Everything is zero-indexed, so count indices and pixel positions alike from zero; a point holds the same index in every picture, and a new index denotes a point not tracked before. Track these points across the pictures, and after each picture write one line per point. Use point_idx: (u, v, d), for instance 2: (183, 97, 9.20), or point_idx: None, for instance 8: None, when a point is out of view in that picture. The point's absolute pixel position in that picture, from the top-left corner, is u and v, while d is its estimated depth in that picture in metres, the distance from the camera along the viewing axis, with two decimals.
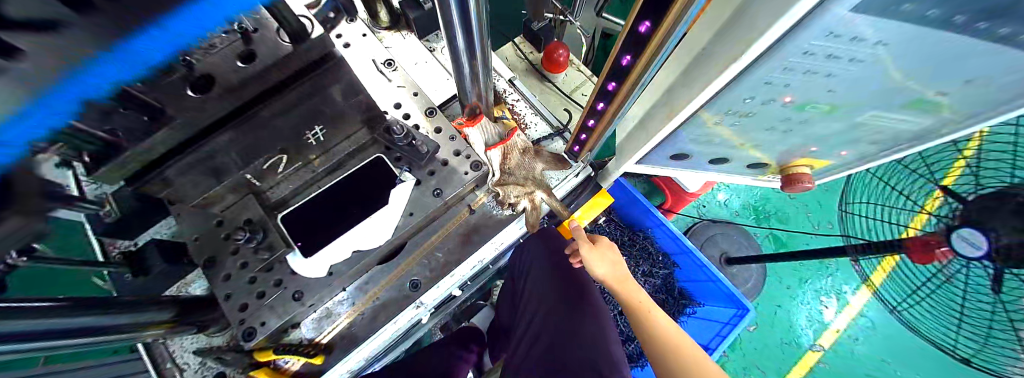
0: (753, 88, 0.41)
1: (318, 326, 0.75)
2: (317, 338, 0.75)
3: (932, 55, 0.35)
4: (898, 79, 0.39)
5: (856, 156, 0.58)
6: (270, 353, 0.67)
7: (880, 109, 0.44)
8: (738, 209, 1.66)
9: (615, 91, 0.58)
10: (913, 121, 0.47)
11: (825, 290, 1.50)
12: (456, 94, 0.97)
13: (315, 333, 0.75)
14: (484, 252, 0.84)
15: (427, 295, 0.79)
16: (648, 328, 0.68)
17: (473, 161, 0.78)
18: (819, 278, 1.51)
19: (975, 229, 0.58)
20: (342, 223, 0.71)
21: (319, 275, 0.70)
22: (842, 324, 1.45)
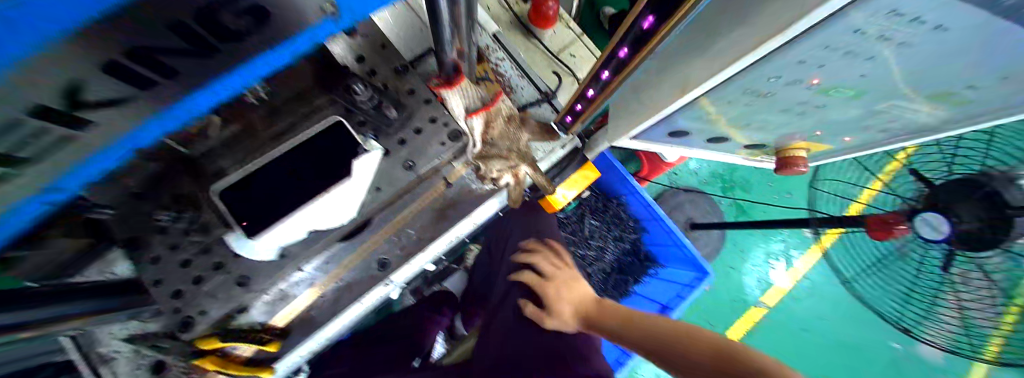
0: (783, 66, 0.35)
1: (270, 310, 0.67)
2: (271, 321, 0.68)
3: (991, 49, 0.29)
4: (927, 73, 0.33)
5: (858, 142, 0.56)
6: (215, 343, 0.59)
7: (904, 102, 0.40)
8: (707, 178, 1.71)
9: (627, 60, 0.51)
10: (933, 114, 0.43)
11: (775, 254, 1.65)
12: (432, 47, 0.82)
13: (268, 316, 0.68)
14: (461, 228, 0.78)
15: (397, 275, 0.73)
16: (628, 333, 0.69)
17: (451, 130, 0.69)
18: (771, 244, 1.66)
19: (938, 214, 0.62)
20: (287, 200, 0.57)
21: (269, 259, 0.63)
22: (787, 286, 1.62)
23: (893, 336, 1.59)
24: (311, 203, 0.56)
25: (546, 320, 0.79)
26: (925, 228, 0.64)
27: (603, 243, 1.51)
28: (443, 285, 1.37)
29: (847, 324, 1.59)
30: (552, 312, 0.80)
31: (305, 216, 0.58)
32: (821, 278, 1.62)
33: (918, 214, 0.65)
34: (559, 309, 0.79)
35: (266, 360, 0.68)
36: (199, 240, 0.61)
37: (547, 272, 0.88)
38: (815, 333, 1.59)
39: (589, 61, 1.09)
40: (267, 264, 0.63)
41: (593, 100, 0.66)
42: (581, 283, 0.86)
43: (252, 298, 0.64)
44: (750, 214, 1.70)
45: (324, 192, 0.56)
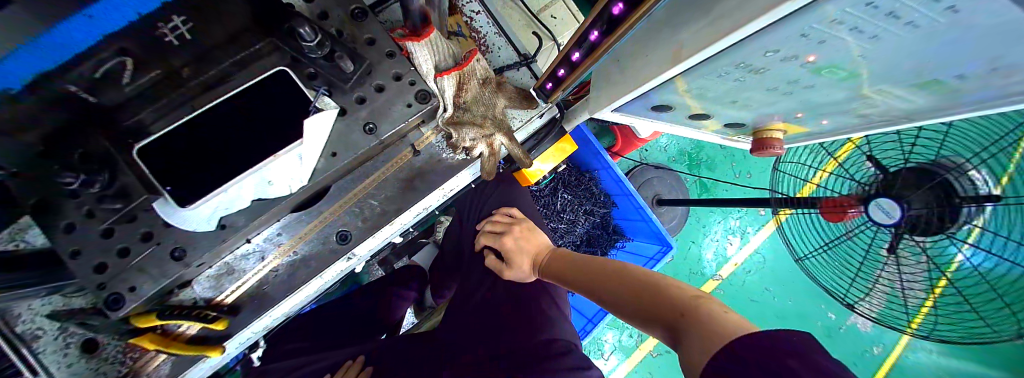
0: (782, 39, 0.31)
1: (217, 285, 0.63)
2: (217, 298, 0.63)
3: (1001, 43, 0.26)
4: (922, 58, 0.31)
5: (831, 125, 0.57)
6: (152, 321, 0.53)
7: (891, 87, 0.39)
8: (676, 155, 1.76)
9: (623, 18, 0.42)
10: (909, 101, 0.43)
11: (732, 230, 1.77)
12: None
13: (213, 292, 0.63)
14: (429, 200, 0.73)
15: (359, 248, 0.69)
16: (574, 275, 0.64)
17: (418, 90, 0.61)
18: (730, 220, 1.76)
19: (890, 201, 0.66)
20: (226, 167, 0.49)
21: (208, 228, 0.54)
22: (740, 258, 1.76)
23: (829, 306, 1.76)
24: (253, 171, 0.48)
25: (507, 272, 0.79)
26: (879, 213, 0.68)
27: (575, 216, 1.52)
28: (412, 258, 1.34)
29: (792, 294, 1.75)
30: (511, 264, 0.78)
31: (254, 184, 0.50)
32: (771, 251, 1.77)
33: (874, 200, 0.68)
34: (518, 262, 0.77)
35: (218, 338, 0.63)
36: (119, 209, 0.50)
37: (503, 228, 0.85)
38: (763, 302, 1.75)
39: (571, 25, 1.01)
40: (202, 236, 0.56)
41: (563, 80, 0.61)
42: (536, 232, 0.82)
43: (196, 270, 0.59)
44: (713, 191, 1.78)
45: (275, 154, 0.49)
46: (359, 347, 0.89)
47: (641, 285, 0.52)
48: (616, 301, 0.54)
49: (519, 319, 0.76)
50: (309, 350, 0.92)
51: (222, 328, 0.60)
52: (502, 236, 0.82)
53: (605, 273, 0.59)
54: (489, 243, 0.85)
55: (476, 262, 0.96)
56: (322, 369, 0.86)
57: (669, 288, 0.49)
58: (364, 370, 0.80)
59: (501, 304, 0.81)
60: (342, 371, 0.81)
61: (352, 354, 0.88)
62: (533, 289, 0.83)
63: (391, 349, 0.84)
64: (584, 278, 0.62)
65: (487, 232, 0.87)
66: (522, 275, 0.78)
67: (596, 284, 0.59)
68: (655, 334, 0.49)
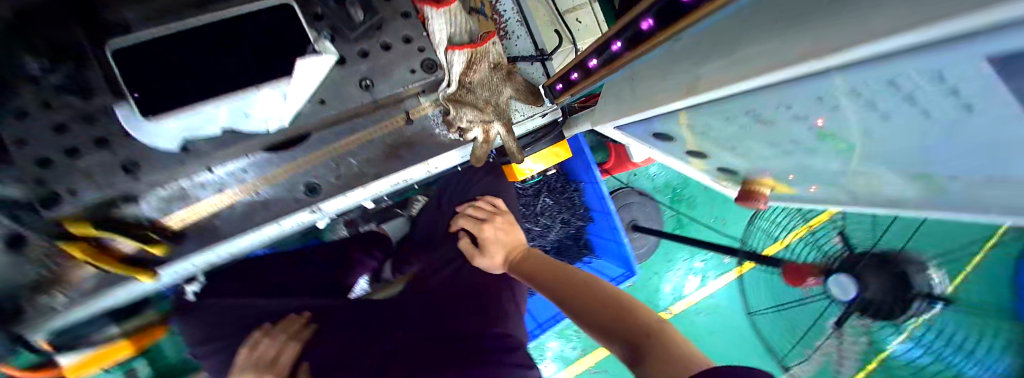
0: (798, 96, 0.31)
1: (166, 207, 0.58)
2: (162, 220, 0.59)
3: (995, 156, 0.26)
4: (922, 150, 0.31)
5: (817, 193, 0.59)
6: (87, 230, 0.50)
7: (885, 169, 0.40)
8: (661, 186, 1.80)
9: (648, 35, 0.41)
10: (899, 191, 0.44)
11: (694, 270, 1.84)
12: None
13: (160, 214, 0.58)
14: (411, 173, 0.70)
15: (327, 204, 0.65)
16: (545, 276, 0.64)
17: (427, 59, 0.58)
18: (694, 260, 1.84)
19: (846, 278, 0.70)
20: (207, 85, 0.44)
21: (168, 147, 0.50)
22: (693, 298, 1.84)
23: (764, 363, 1.86)
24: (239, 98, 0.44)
25: (478, 258, 0.78)
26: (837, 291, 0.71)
27: (551, 222, 1.53)
28: (381, 227, 1.25)
29: (731, 343, 1.84)
30: (484, 251, 0.77)
31: (231, 113, 0.47)
32: (724, 300, 1.85)
33: (832, 275, 0.72)
34: (492, 251, 0.76)
35: (154, 261, 0.59)
36: (75, 106, 0.48)
37: (485, 215, 0.83)
38: (704, 343, 1.82)
39: (594, 34, 0.99)
40: (160, 155, 0.51)
41: (575, 84, 0.61)
42: (517, 228, 0.81)
43: (145, 188, 0.54)
44: (686, 229, 1.83)
45: (259, 86, 0.45)
46: (305, 302, 0.85)
47: (603, 301, 0.53)
48: (575, 311, 0.55)
49: (475, 308, 0.75)
50: (254, 292, 0.88)
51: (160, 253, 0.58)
52: (483, 224, 0.81)
53: (567, 281, 0.60)
54: (467, 227, 0.84)
55: (449, 240, 0.95)
56: (260, 316, 0.81)
57: (631, 308, 0.51)
58: (307, 327, 0.76)
59: (462, 290, 0.80)
60: (284, 322, 0.76)
61: (296, 307, 0.84)
62: (498, 283, 0.82)
63: (342, 311, 0.81)
64: (554, 282, 0.62)
65: (467, 216, 0.85)
66: (490, 264, 0.77)
67: (565, 290, 0.59)
68: (612, 349, 0.50)
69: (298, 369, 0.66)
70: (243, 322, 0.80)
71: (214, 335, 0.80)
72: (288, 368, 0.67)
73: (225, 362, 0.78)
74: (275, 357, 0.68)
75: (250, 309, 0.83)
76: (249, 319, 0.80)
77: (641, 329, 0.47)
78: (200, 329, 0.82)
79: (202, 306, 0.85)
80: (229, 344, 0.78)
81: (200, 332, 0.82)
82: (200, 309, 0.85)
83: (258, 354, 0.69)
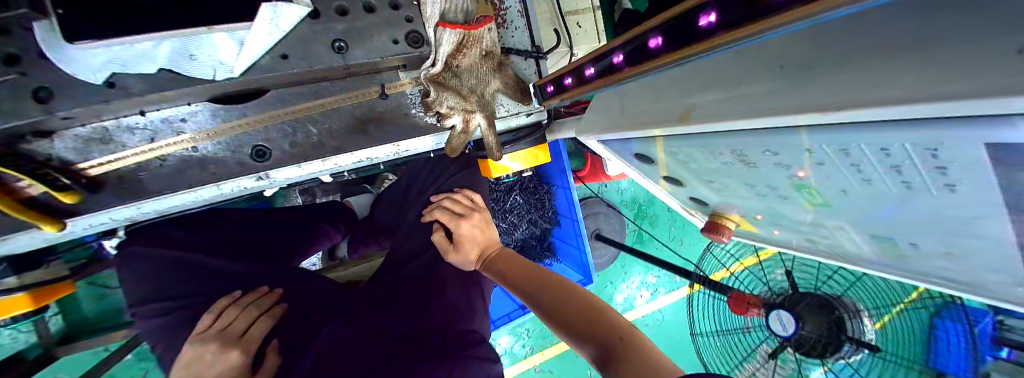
0: (790, 147, 0.32)
1: (84, 150, 0.49)
2: (80, 164, 0.49)
3: (958, 225, 0.29)
4: (890, 212, 0.34)
5: (773, 235, 0.63)
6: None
7: (847, 225, 0.42)
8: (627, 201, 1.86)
9: (654, 55, 0.38)
10: (860, 247, 0.46)
11: (648, 285, 1.93)
12: None
13: (77, 156, 0.48)
14: (377, 152, 0.62)
15: (280, 173, 0.58)
16: (519, 277, 0.63)
17: (413, 32, 0.53)
18: (648, 275, 1.93)
19: (789, 314, 0.76)
20: (154, 17, 0.38)
21: (94, 82, 0.40)
22: (643, 312, 1.92)
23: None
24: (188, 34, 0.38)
25: (452, 255, 0.74)
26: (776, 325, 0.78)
27: (519, 221, 1.50)
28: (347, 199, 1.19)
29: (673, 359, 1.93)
30: (458, 247, 0.74)
31: (172, 51, 0.40)
32: (671, 317, 1.94)
33: (773, 311, 0.78)
34: (466, 248, 0.73)
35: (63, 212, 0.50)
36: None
37: (463, 210, 0.78)
38: None
39: (590, 42, 0.98)
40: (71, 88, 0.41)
41: (567, 89, 0.59)
42: (492, 227, 0.78)
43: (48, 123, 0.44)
44: (645, 245, 1.90)
45: (210, 26, 0.39)
46: (269, 272, 0.79)
47: (575, 304, 0.54)
48: (546, 310, 0.55)
49: (443, 305, 0.71)
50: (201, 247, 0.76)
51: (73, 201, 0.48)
52: (460, 219, 0.75)
53: (539, 281, 0.60)
54: (443, 221, 0.77)
55: (414, 229, 0.89)
56: (224, 280, 0.75)
57: (603, 314, 0.51)
58: (278, 305, 0.71)
59: (430, 283, 0.75)
60: (252, 295, 0.71)
61: (261, 275, 0.78)
62: (468, 279, 0.79)
63: (316, 297, 0.76)
64: (528, 285, 0.61)
65: (444, 208, 0.79)
66: (464, 261, 0.74)
67: (539, 293, 0.58)
68: (584, 355, 0.51)
69: (268, 346, 0.64)
70: (202, 285, 0.72)
71: (161, 294, 0.70)
72: (258, 342, 0.64)
73: (174, 328, 0.69)
74: (244, 330, 0.64)
75: (202, 269, 0.74)
76: (207, 283, 0.73)
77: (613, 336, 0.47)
78: (138, 287, 0.71)
79: (128, 259, 0.71)
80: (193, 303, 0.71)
81: (137, 290, 0.71)
82: (126, 257, 0.71)
83: (222, 325, 0.63)
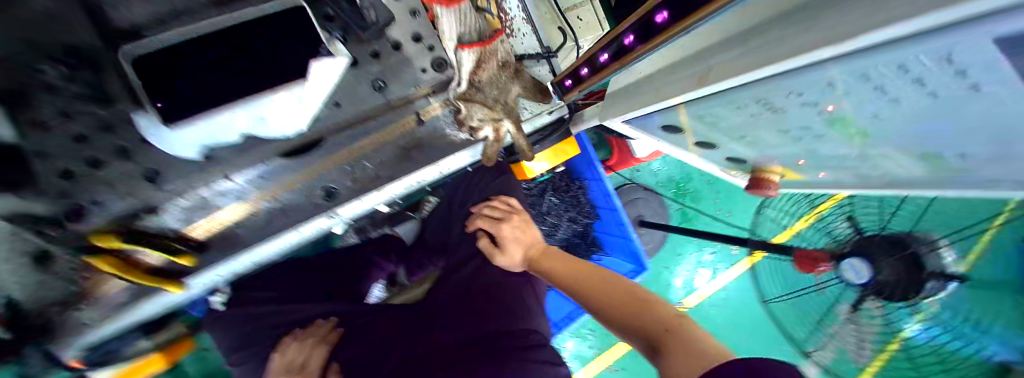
0: (810, 83, 0.32)
1: (189, 218, 0.57)
2: (186, 231, 0.57)
3: (995, 133, 0.28)
4: (931, 131, 0.32)
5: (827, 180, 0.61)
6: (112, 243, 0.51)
7: (895, 153, 0.41)
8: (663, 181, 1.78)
9: (662, 28, 0.41)
10: (916, 174, 0.44)
11: (705, 264, 1.83)
12: None
13: (183, 225, 0.57)
14: (425, 174, 0.68)
15: (344, 209, 0.63)
16: (561, 274, 0.65)
17: (436, 57, 0.63)
18: (703, 253, 1.83)
19: (860, 259, 0.69)
20: (227, 91, 0.45)
21: (192, 156, 0.52)
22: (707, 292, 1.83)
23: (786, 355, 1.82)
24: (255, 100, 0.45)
25: (499, 258, 0.78)
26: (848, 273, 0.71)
27: (559, 221, 1.52)
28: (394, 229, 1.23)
29: (752, 338, 1.80)
30: (503, 250, 0.77)
31: (245, 118, 0.48)
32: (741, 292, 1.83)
33: (844, 258, 0.72)
34: (511, 249, 0.76)
35: (182, 273, 0.57)
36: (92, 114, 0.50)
37: (502, 214, 0.82)
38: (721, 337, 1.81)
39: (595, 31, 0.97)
40: (183, 163, 0.52)
41: (583, 80, 0.62)
42: (533, 227, 0.81)
43: (168, 197, 0.54)
44: (693, 223, 1.81)
45: (274, 89, 0.46)
46: (330, 306, 0.83)
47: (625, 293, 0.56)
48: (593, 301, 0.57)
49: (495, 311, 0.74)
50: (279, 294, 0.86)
51: (188, 263, 0.56)
52: (500, 223, 0.80)
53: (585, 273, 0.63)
54: (485, 228, 0.82)
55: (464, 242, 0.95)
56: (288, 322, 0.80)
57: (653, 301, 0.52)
58: (335, 332, 0.75)
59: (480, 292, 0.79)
60: (312, 328, 0.76)
61: (325, 312, 0.82)
62: (517, 284, 0.82)
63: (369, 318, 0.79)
64: (570, 282, 0.63)
65: (484, 216, 0.84)
66: (512, 263, 0.77)
67: (582, 288, 0.60)
68: (635, 345, 0.52)
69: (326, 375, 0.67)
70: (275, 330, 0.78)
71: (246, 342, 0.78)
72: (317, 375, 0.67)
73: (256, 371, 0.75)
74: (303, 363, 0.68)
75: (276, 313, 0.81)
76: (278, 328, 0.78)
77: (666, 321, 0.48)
78: (228, 337, 0.82)
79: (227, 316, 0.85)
80: (264, 347, 0.77)
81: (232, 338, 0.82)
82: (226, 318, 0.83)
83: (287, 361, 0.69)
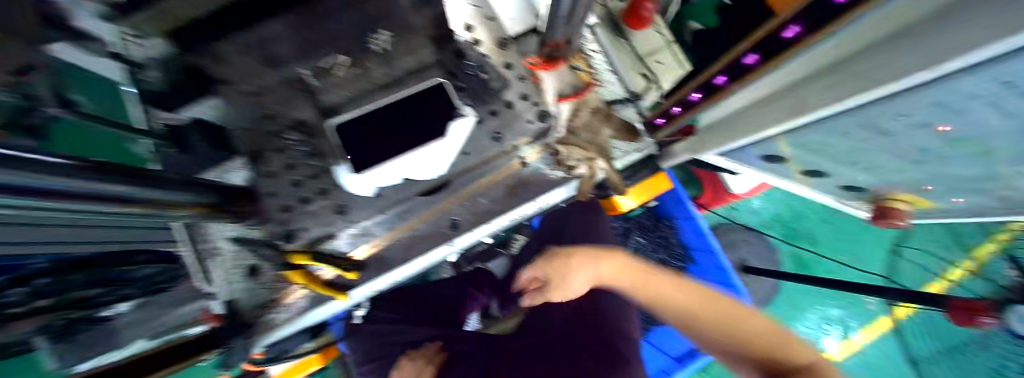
0: (916, 106, 0.35)
1: (354, 242, 0.71)
2: (352, 254, 0.73)
3: None
4: None
5: (970, 205, 0.57)
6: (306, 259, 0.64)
7: None
8: (768, 221, 1.60)
9: (753, 67, 0.53)
10: None
11: (830, 319, 1.59)
12: (536, 28, 0.83)
13: (350, 248, 0.72)
14: (525, 209, 0.82)
15: (461, 238, 0.80)
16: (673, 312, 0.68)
17: (541, 110, 0.71)
18: (829, 307, 1.59)
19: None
20: (397, 145, 0.60)
21: (367, 194, 0.65)
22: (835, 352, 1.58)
23: None
24: (416, 149, 0.59)
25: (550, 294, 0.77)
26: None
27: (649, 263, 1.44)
28: (485, 265, 1.29)
29: None
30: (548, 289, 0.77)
31: (405, 166, 0.62)
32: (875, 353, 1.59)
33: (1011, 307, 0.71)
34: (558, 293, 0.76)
35: (346, 285, 0.73)
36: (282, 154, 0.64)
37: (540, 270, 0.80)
38: None
39: (678, 72, 0.91)
40: (362, 199, 0.67)
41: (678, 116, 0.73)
42: (571, 260, 0.76)
43: (341, 228, 0.67)
44: (812, 269, 1.59)
45: (421, 144, 0.60)
46: (437, 331, 0.93)
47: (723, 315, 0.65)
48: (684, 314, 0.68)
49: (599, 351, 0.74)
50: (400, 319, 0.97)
51: (353, 277, 0.73)
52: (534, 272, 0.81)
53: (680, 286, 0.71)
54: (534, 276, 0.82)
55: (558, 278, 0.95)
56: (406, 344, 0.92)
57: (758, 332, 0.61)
58: (442, 353, 0.86)
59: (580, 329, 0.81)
60: (421, 350, 0.87)
61: (431, 335, 0.92)
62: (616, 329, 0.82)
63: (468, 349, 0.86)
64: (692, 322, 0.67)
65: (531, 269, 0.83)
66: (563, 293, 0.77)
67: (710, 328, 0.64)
68: None
69: None
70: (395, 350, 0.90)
71: (374, 357, 0.92)
72: None
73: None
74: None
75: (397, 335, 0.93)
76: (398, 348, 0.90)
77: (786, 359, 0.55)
78: (359, 351, 0.95)
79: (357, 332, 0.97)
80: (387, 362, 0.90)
81: (360, 353, 0.95)
82: (358, 337, 0.95)
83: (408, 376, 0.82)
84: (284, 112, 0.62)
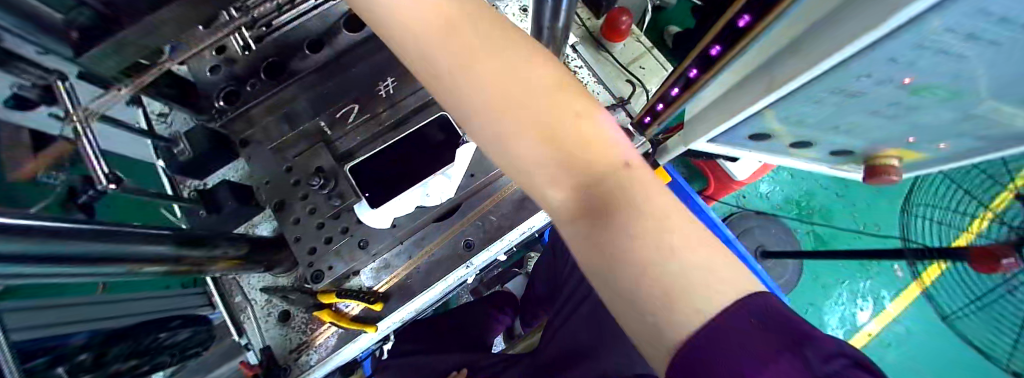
0: (873, 64, 0.38)
1: (376, 275, 0.76)
2: (375, 287, 0.76)
3: None
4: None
5: (956, 148, 0.60)
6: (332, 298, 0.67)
7: (1004, 100, 0.43)
8: (781, 204, 1.60)
9: (718, 56, 0.61)
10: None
11: (862, 292, 1.55)
12: None
13: (373, 282, 0.76)
14: (534, 220, 0.80)
15: (478, 256, 0.78)
16: None
17: None
18: (857, 280, 1.56)
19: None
20: (413, 177, 0.68)
21: (384, 226, 0.71)
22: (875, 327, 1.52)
23: None
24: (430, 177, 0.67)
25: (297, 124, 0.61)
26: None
27: None
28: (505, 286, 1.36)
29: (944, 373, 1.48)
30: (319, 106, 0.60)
31: None
32: (917, 323, 1.52)
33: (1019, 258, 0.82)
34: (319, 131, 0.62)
35: (373, 318, 0.74)
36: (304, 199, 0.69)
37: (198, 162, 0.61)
38: None
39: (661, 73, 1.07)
40: (380, 231, 0.71)
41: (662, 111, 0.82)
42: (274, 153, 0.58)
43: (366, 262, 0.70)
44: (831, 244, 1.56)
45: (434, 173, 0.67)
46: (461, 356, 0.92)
47: (499, 90, 0.26)
48: None
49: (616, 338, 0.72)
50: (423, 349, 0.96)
51: (379, 309, 0.74)
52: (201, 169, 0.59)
53: (457, 27, 0.28)
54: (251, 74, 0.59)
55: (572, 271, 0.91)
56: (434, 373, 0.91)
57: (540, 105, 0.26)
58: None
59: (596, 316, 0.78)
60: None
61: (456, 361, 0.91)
62: None
63: None
64: None
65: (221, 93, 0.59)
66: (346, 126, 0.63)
67: None
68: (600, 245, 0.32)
69: None
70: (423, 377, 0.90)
71: None
72: None
73: None
74: None
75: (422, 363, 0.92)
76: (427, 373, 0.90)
77: (607, 156, 0.26)
78: None
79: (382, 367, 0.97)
80: None
81: None
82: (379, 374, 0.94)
83: None
84: (308, 162, 0.70)
